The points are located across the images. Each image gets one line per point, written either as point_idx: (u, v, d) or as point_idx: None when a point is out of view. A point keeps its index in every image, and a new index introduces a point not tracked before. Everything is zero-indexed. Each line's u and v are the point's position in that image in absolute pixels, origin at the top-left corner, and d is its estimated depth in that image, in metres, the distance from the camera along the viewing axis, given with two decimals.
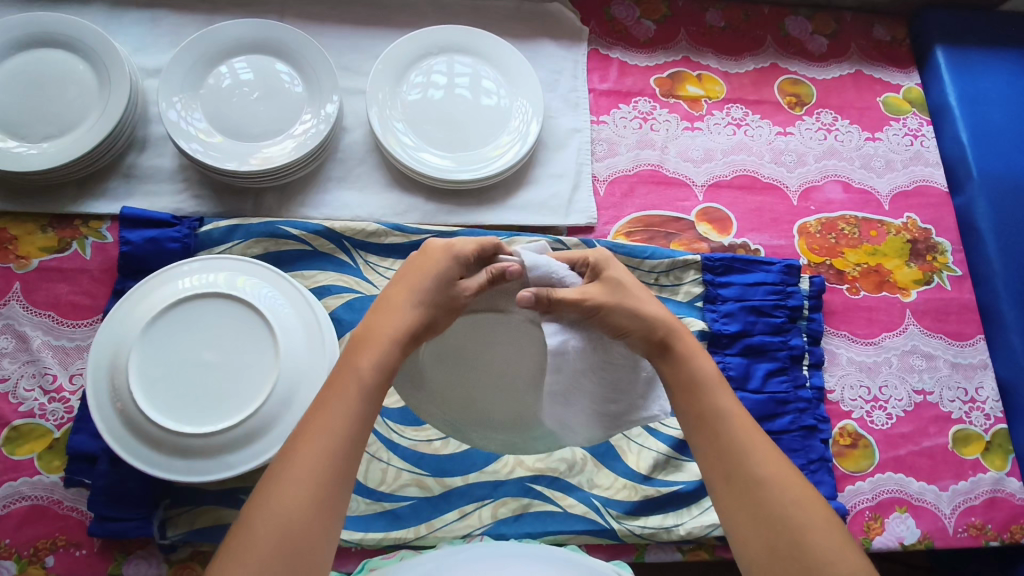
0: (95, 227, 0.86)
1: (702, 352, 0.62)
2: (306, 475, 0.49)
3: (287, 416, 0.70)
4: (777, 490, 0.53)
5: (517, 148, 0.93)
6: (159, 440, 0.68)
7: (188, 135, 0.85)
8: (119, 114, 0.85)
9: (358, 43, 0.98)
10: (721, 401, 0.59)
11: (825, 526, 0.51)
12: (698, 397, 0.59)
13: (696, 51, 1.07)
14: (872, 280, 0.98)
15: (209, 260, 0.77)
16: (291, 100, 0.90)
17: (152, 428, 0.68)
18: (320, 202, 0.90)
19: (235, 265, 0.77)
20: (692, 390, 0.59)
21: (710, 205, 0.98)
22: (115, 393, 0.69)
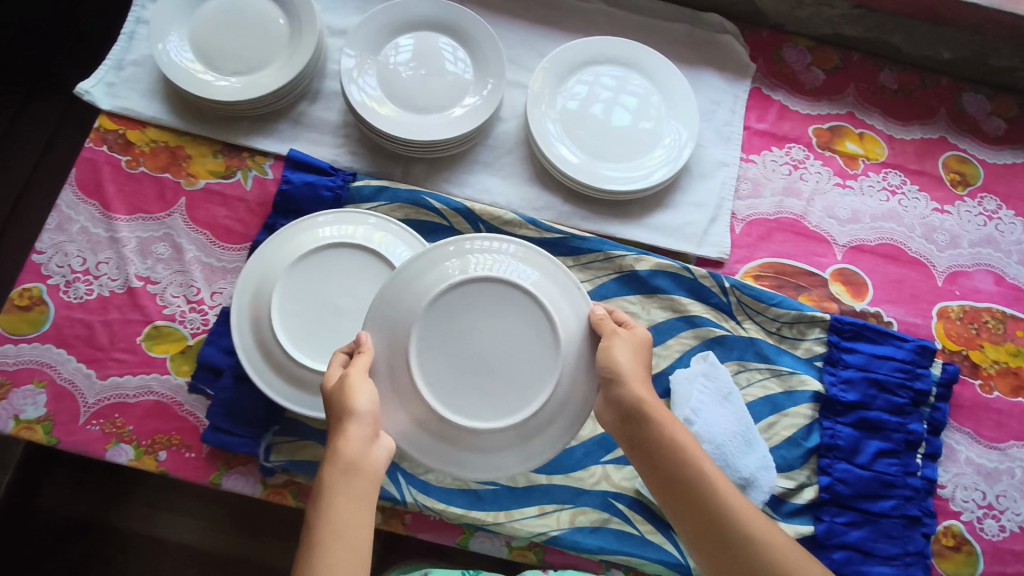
0: (260, 162, 0.92)
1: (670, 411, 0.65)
2: None
3: None
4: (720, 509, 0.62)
5: (663, 172, 0.93)
6: (281, 365, 0.73)
7: (358, 94, 0.89)
8: (299, 69, 0.90)
9: (528, 39, 1.01)
10: (706, 464, 0.63)
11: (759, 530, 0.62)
12: (682, 459, 0.63)
13: (862, 109, 1.04)
14: (1007, 381, 0.92)
15: (357, 213, 0.80)
16: (458, 81, 0.93)
17: (277, 352, 0.73)
18: (464, 182, 0.93)
19: (374, 222, 0.80)
20: (673, 453, 0.63)
21: (848, 266, 0.95)
22: (255, 311, 0.75)
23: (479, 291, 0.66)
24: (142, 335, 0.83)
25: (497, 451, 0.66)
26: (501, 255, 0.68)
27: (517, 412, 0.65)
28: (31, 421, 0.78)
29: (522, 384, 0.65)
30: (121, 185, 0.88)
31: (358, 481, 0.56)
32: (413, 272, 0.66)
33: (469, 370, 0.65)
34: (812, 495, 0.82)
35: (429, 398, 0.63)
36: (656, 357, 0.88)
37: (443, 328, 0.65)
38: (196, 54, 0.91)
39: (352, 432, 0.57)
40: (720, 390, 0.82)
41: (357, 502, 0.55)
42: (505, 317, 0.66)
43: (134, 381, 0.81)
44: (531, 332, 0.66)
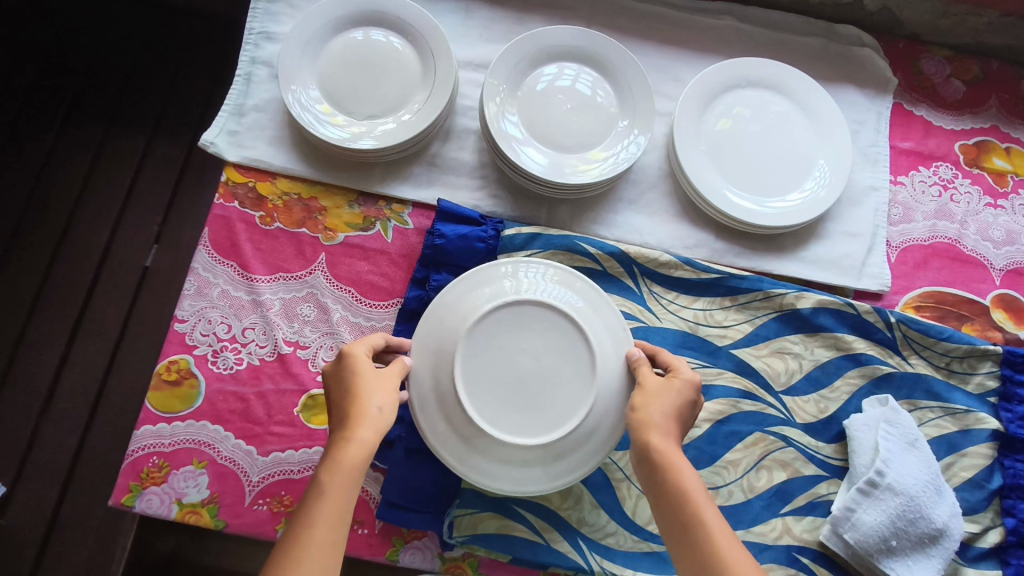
0: (398, 211, 0.87)
1: (690, 463, 0.61)
2: None
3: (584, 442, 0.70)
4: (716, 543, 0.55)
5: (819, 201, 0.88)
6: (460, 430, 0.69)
7: (503, 134, 0.85)
8: (435, 112, 0.85)
9: (661, 64, 0.96)
10: (707, 516, 0.57)
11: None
12: (681, 505, 0.58)
13: (1007, 121, 0.99)
14: None
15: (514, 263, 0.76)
16: (601, 116, 0.88)
17: (456, 418, 0.69)
18: (611, 222, 0.89)
19: (507, 269, 0.75)
20: (674, 502, 0.59)
21: (1007, 292, 0.92)
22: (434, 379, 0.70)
23: (517, 314, 0.71)
24: (299, 406, 0.79)
25: (544, 463, 0.69)
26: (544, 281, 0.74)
27: (558, 426, 0.69)
28: (196, 504, 0.75)
29: (555, 398, 0.69)
30: (258, 243, 0.84)
31: (350, 475, 0.56)
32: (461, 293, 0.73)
33: (508, 387, 0.69)
34: (998, 538, 0.80)
35: (470, 411, 0.68)
36: (825, 400, 0.84)
37: (487, 342, 0.70)
38: (326, 97, 0.87)
39: (370, 414, 0.60)
40: (903, 435, 0.79)
41: (344, 497, 0.55)
42: (548, 336, 0.71)
43: (297, 455, 0.77)
44: (569, 349, 0.71)
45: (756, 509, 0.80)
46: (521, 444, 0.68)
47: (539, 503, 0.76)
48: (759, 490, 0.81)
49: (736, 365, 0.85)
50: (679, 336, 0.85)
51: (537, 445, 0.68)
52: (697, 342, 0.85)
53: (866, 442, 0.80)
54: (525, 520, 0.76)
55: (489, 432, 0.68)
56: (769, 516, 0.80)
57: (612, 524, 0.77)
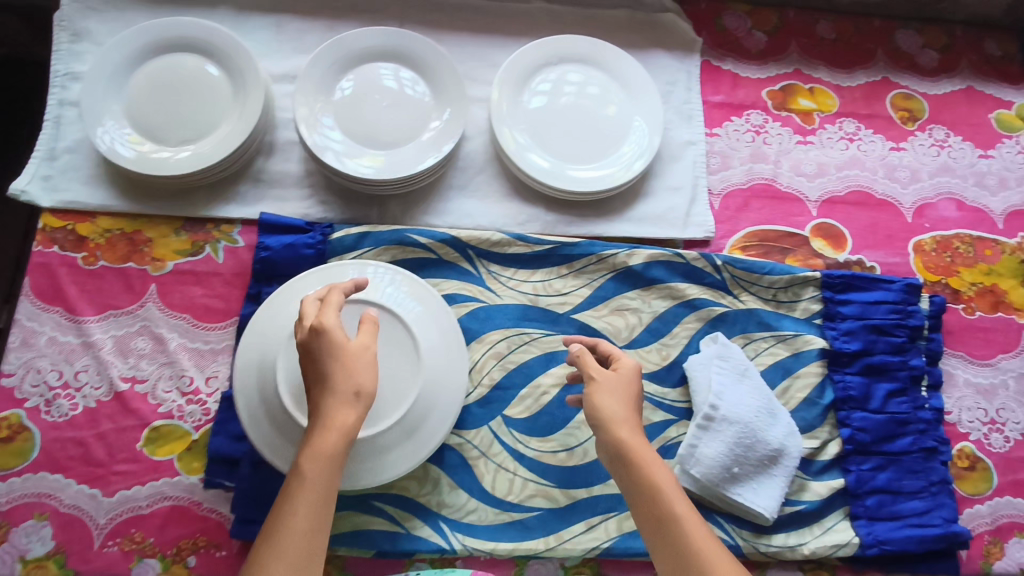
0: (227, 231, 0.87)
1: (657, 454, 0.64)
2: None
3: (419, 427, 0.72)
4: (670, 502, 0.60)
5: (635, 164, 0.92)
6: (290, 432, 0.69)
7: (315, 138, 0.85)
8: (246, 132, 0.85)
9: (476, 51, 0.99)
10: (662, 478, 0.62)
11: (714, 542, 0.59)
12: (654, 496, 0.61)
13: (808, 64, 1.06)
14: (986, 300, 0.97)
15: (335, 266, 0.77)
16: (416, 109, 0.89)
17: (285, 420, 0.69)
18: (443, 210, 0.91)
19: (354, 268, 0.78)
20: (649, 495, 0.61)
21: (824, 220, 0.98)
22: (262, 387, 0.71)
23: (342, 313, 0.74)
24: (142, 440, 0.78)
25: (368, 456, 0.70)
26: (370, 279, 0.77)
27: (389, 414, 0.71)
28: (40, 559, 0.73)
29: (378, 393, 0.71)
30: (83, 285, 0.83)
31: (327, 469, 0.57)
32: (288, 301, 0.74)
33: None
34: (837, 449, 0.86)
35: (293, 408, 0.69)
36: (666, 348, 0.88)
37: None
38: (136, 127, 0.86)
39: (348, 397, 0.60)
40: (733, 369, 0.84)
41: (326, 486, 0.57)
42: (374, 331, 0.74)
43: (144, 489, 0.76)
44: (393, 345, 0.73)
45: None
46: (343, 437, 0.69)
47: (397, 494, 0.79)
48: None
49: (578, 328, 0.88)
50: (520, 310, 0.88)
51: (358, 438, 0.69)
52: (538, 313, 0.88)
53: (703, 380, 0.84)
54: (383, 512, 0.78)
55: (311, 427, 0.68)
56: None
57: (472, 500, 0.79)
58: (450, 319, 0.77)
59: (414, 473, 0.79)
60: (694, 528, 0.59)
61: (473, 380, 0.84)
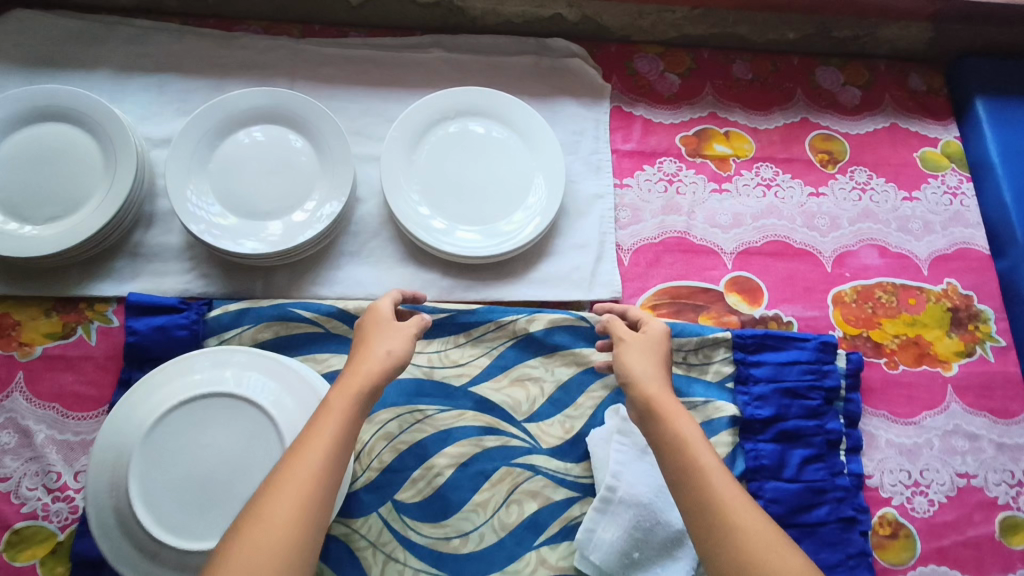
0: (101, 310, 0.82)
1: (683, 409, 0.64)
2: (286, 506, 0.54)
3: None
4: (690, 438, 0.61)
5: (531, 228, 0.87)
6: (142, 541, 0.66)
7: (186, 208, 0.80)
8: (114, 208, 0.81)
9: (372, 106, 0.95)
10: (678, 414, 0.63)
11: (727, 481, 0.59)
12: (677, 443, 0.61)
13: (723, 106, 1.02)
14: (910, 353, 0.93)
15: (220, 351, 0.73)
16: (302, 177, 0.85)
17: (137, 528, 0.66)
18: (333, 279, 0.86)
19: (235, 357, 0.73)
20: (671, 446, 0.62)
21: (740, 273, 0.94)
22: (114, 490, 0.67)
23: (204, 409, 0.69)
24: (2, 545, 0.73)
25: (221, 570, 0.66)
26: (241, 369, 0.72)
27: None
28: None
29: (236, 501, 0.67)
30: None
31: (340, 416, 0.60)
32: (150, 394, 0.70)
33: (189, 491, 0.67)
34: None
35: (146, 520, 0.65)
36: (569, 420, 0.84)
37: (170, 444, 0.68)
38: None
39: (380, 353, 0.65)
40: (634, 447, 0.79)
41: (341, 428, 0.59)
42: (238, 428, 0.69)
43: None
44: (262, 450, 0.69)
45: (509, 546, 0.78)
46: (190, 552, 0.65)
47: None
48: (511, 526, 0.79)
49: (476, 402, 0.84)
50: (413, 385, 0.83)
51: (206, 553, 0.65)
52: (433, 388, 0.84)
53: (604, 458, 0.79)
54: None
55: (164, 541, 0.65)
56: (523, 551, 0.78)
57: None
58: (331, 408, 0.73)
59: None
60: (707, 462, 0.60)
61: (360, 463, 0.79)
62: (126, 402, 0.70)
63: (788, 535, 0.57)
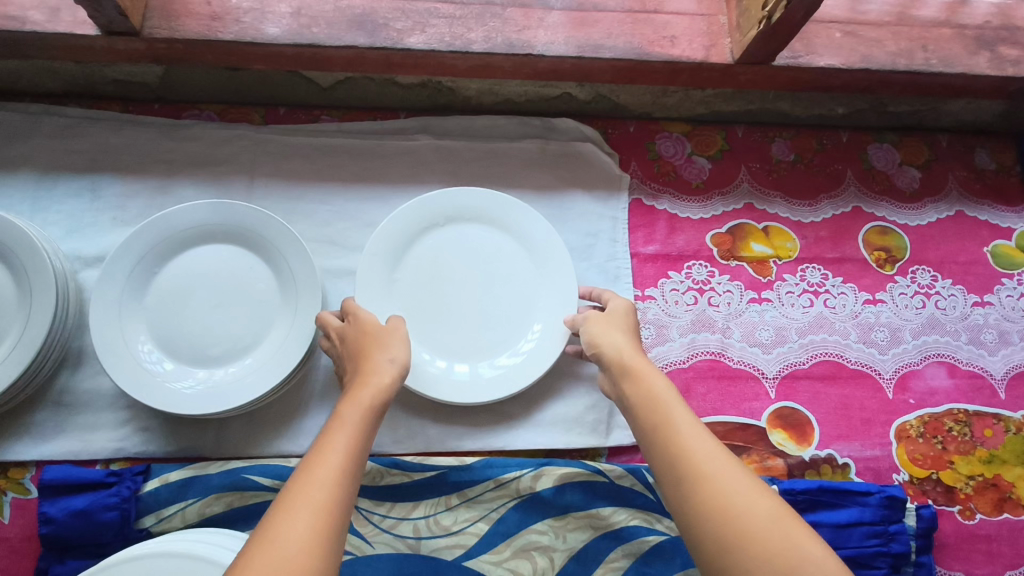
0: (16, 477, 0.68)
1: (663, 375, 0.59)
2: (306, 509, 0.43)
3: None
4: (681, 420, 0.53)
5: (529, 369, 0.72)
6: None
7: (113, 347, 0.66)
8: (27, 361, 0.66)
9: (349, 208, 0.80)
10: (665, 397, 0.56)
11: (724, 453, 0.51)
12: (659, 412, 0.54)
13: (761, 195, 0.87)
14: (988, 498, 0.79)
15: (150, 558, 0.59)
16: (262, 313, 0.71)
17: None
18: (299, 430, 0.71)
19: (170, 561, 0.59)
20: (655, 406, 0.55)
21: (784, 403, 0.79)
22: None
23: None
24: None
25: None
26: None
27: None
28: None
29: None
30: None
31: (354, 422, 0.52)
32: None
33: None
34: None
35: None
36: None
37: None
38: None
39: (382, 360, 0.59)
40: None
41: (356, 433, 0.51)
42: None
43: None
44: None
45: None
46: None
47: None
48: None
49: None
50: (395, 562, 0.68)
51: None
52: (421, 564, 0.69)
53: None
54: None
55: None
56: None
57: None
58: None
59: None
60: (701, 439, 0.52)
61: None
62: None
63: (800, 514, 0.47)
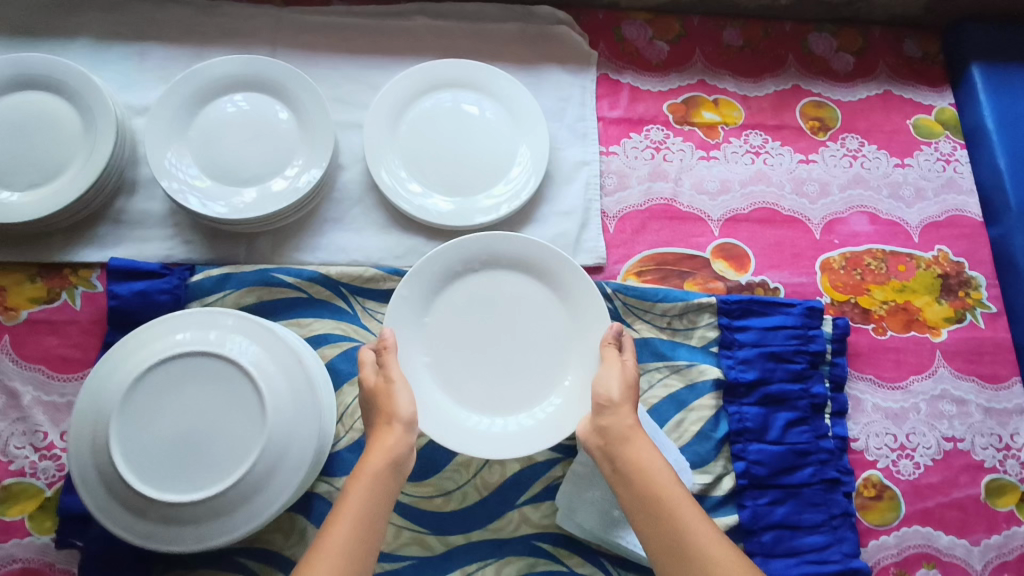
0: (85, 276, 0.83)
1: (657, 450, 0.66)
2: None
3: (269, 486, 0.69)
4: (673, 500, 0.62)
5: (567, 421, 0.77)
6: (123, 496, 0.66)
7: (162, 166, 0.81)
8: (94, 177, 0.80)
9: (356, 74, 0.94)
10: (659, 475, 0.64)
11: (714, 538, 0.60)
12: (641, 483, 0.63)
13: (712, 74, 1.01)
14: (898, 319, 0.93)
15: (200, 316, 0.73)
16: (284, 146, 0.85)
17: (119, 484, 0.66)
18: (316, 245, 0.86)
19: (219, 319, 0.73)
20: (640, 478, 0.64)
21: (726, 240, 0.93)
22: (94, 446, 0.67)
23: (185, 370, 0.70)
24: None
25: (205, 521, 0.67)
26: (223, 332, 0.72)
27: (228, 477, 0.67)
28: None
29: (218, 459, 0.68)
30: None
31: (375, 499, 0.61)
32: (131, 354, 0.70)
33: (175, 450, 0.68)
34: (732, 484, 0.83)
35: (129, 480, 0.66)
36: None
37: (150, 405, 0.68)
38: None
39: (399, 429, 0.66)
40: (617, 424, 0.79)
41: (371, 521, 0.60)
42: (218, 390, 0.70)
43: None
44: (245, 411, 0.70)
45: (490, 506, 0.81)
46: (176, 504, 0.66)
47: (261, 547, 0.77)
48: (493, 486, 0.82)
49: None
50: None
51: (192, 506, 0.66)
52: None
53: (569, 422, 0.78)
54: (245, 567, 0.76)
55: (149, 497, 0.66)
56: (505, 510, 0.81)
57: None
58: (314, 368, 0.75)
59: (278, 526, 0.77)
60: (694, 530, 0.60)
61: (343, 424, 0.81)
62: (108, 360, 0.70)
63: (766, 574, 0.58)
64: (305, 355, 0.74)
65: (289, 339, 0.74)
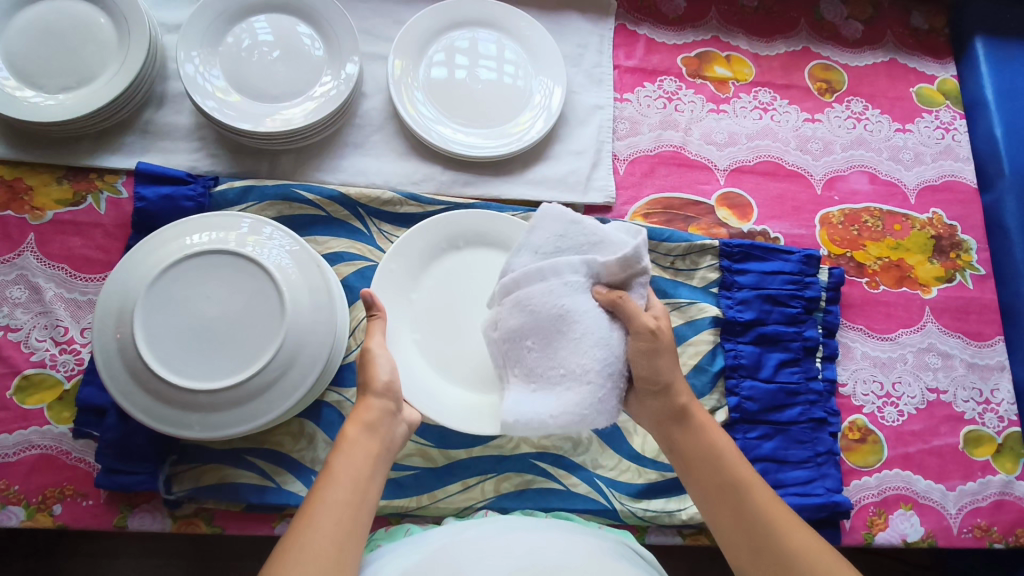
0: (110, 182, 0.86)
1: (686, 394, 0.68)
2: None
3: (283, 381, 0.71)
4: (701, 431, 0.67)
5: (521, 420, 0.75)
6: (141, 375, 0.69)
7: (195, 84, 0.83)
8: (127, 82, 0.82)
9: (382, 7, 0.97)
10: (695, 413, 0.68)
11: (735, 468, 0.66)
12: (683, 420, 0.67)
13: (726, 31, 1.04)
14: (892, 275, 0.96)
15: (219, 215, 0.76)
16: (313, 62, 0.88)
17: (139, 364, 0.69)
18: (336, 167, 0.89)
19: (243, 222, 0.76)
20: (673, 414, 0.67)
21: (731, 189, 0.97)
22: (118, 325, 0.70)
23: (209, 263, 0.72)
24: (12, 388, 0.77)
25: (217, 409, 0.70)
26: (249, 233, 0.75)
27: (244, 369, 0.70)
28: None
29: (235, 350, 0.71)
30: None
31: (362, 463, 0.60)
32: (163, 243, 0.73)
33: (195, 338, 0.70)
34: (725, 417, 0.86)
35: (148, 358, 0.68)
36: None
37: (174, 292, 0.71)
38: (15, 72, 0.82)
39: (375, 403, 0.64)
40: None
41: (356, 488, 0.58)
42: (241, 285, 0.72)
43: (11, 438, 0.76)
44: (265, 308, 0.72)
45: None
46: (192, 389, 0.69)
47: (270, 449, 0.78)
48: None
49: None
50: None
51: (208, 392, 0.69)
52: None
53: None
54: (253, 466, 0.77)
55: (165, 376, 0.68)
56: None
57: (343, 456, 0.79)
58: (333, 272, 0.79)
59: (288, 429, 0.79)
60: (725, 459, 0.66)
61: (355, 337, 0.83)
62: (138, 250, 0.73)
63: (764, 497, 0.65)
64: (320, 264, 0.77)
65: (306, 247, 0.77)
